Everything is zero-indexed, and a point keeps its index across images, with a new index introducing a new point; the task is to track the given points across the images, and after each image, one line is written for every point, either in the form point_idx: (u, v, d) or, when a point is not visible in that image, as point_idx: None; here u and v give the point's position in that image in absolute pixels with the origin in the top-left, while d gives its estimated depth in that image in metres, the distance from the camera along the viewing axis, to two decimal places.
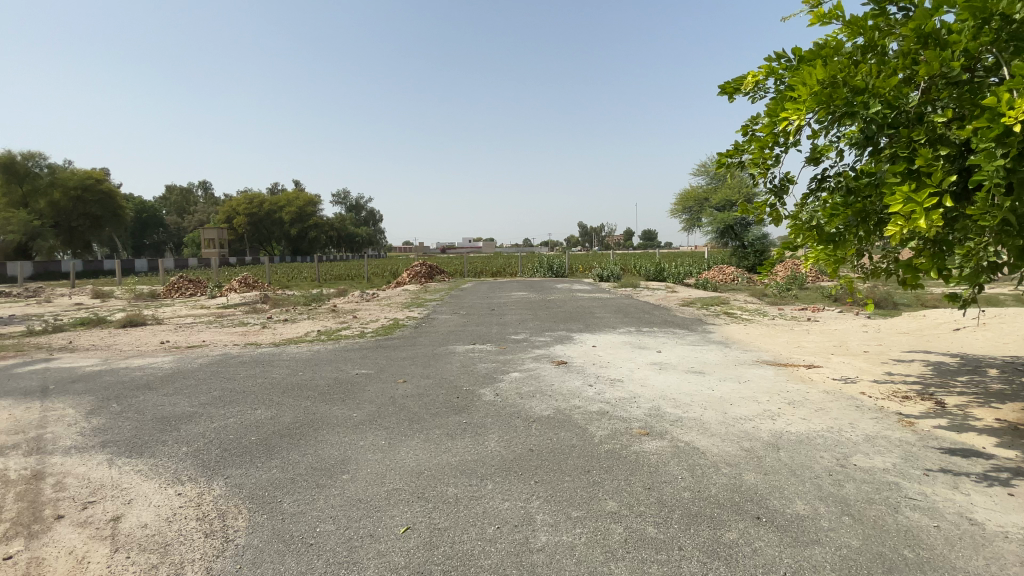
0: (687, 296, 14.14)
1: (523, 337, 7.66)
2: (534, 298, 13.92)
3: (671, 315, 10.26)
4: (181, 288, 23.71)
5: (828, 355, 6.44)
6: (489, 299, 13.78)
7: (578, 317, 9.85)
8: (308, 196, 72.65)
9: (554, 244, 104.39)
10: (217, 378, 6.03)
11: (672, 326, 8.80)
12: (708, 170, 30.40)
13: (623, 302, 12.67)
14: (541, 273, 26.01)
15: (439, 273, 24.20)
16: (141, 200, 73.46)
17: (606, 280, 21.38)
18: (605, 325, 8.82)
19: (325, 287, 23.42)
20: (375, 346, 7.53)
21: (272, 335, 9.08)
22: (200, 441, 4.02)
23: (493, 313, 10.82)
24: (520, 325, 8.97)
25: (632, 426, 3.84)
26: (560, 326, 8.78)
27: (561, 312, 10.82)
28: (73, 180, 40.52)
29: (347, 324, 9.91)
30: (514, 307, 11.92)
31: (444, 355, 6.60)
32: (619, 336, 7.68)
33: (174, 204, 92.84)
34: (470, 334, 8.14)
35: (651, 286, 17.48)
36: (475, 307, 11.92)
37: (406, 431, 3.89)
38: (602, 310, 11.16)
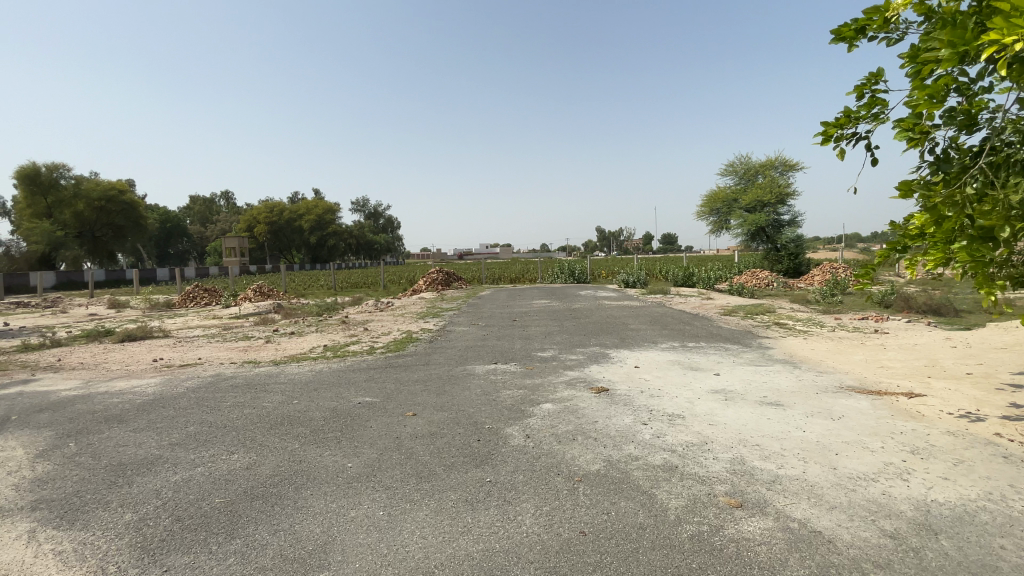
0: (725, 305, 12.98)
1: (552, 355, 6.68)
2: (558, 307, 12.90)
3: (715, 326, 9.17)
4: (196, 297, 23.34)
5: (926, 380, 5.28)
6: (509, 308, 12.83)
7: (611, 329, 8.83)
8: (327, 204, 73.02)
9: (572, 250, 103.02)
10: (200, 407, 5.20)
11: (720, 340, 7.73)
12: (736, 169, 29.06)
13: (657, 311, 11.57)
14: (563, 279, 24.97)
15: (457, 280, 23.37)
16: (165, 210, 74.65)
17: (632, 287, 20.25)
18: (644, 339, 7.79)
19: (340, 296, 22.77)
20: (383, 365, 6.62)
21: (274, 351, 8.28)
22: (150, 506, 3.13)
23: (515, 324, 9.86)
24: (547, 339, 7.99)
25: (717, 494, 2.83)
26: (593, 340, 7.77)
27: (590, 322, 9.80)
28: (97, 191, 40.99)
29: (357, 338, 9.07)
30: (538, 317, 10.92)
31: (462, 378, 5.64)
32: (664, 354, 6.62)
33: (198, 214, 94.45)
34: (492, 350, 7.20)
35: (683, 292, 16.31)
36: (495, 317, 10.98)
37: (412, 498, 2.92)
38: (636, 320, 10.08)
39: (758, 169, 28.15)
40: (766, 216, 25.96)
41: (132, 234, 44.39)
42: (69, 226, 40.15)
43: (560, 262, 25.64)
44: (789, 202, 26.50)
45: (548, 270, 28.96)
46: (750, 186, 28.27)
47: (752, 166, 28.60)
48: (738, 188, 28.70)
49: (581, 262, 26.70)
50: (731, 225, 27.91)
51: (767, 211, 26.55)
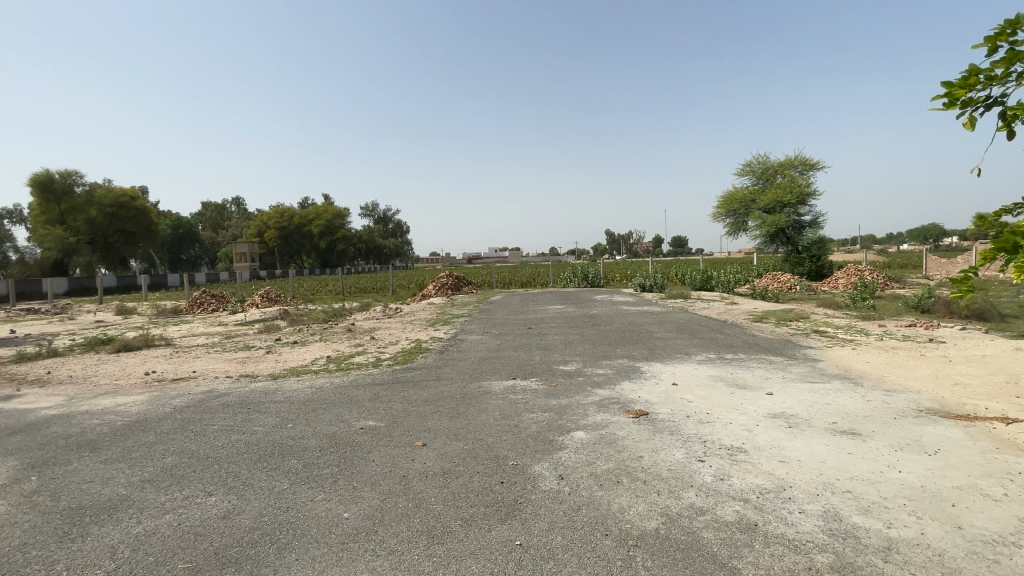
0: (753, 310, 12.22)
1: (577, 368, 6.03)
2: (575, 312, 12.23)
3: (750, 334, 8.46)
4: (203, 303, 22.98)
5: (1016, 402, 4.55)
6: (523, 315, 12.19)
7: (637, 338, 8.15)
8: (337, 209, 73.01)
9: (581, 253, 102.21)
10: (184, 432, 4.61)
11: (760, 351, 7.01)
12: (754, 169, 28.18)
13: (681, 317, 10.86)
14: (576, 283, 24.26)
15: (467, 284, 22.79)
16: (177, 216, 75.12)
17: (650, 291, 19.51)
18: (676, 350, 7.10)
19: (348, 301, 22.28)
20: (391, 381, 6.01)
21: (276, 362, 7.71)
22: (99, 572, 2.52)
23: (532, 331, 9.21)
24: (570, 349, 7.33)
25: (822, 570, 2.17)
26: (619, 351, 7.09)
27: (613, 330, 9.13)
28: (109, 197, 41.01)
29: (363, 348, 8.48)
30: (556, 323, 10.27)
31: (479, 397, 5.01)
32: (702, 368, 5.94)
33: (210, 219, 95.13)
34: (509, 362, 6.55)
35: (704, 297, 15.56)
36: (510, 324, 10.34)
37: (424, 570, 2.28)
38: (663, 327, 9.39)
39: (776, 169, 27.25)
40: (786, 217, 25.07)
41: (143, 239, 44.37)
42: (80, 232, 40.15)
43: (573, 265, 24.94)
44: (810, 202, 25.59)
45: (560, 273, 28.26)
46: (768, 186, 27.38)
47: (770, 165, 27.70)
48: (756, 188, 27.81)
49: (595, 265, 25.99)
50: (749, 227, 27.03)
51: (787, 212, 25.66)
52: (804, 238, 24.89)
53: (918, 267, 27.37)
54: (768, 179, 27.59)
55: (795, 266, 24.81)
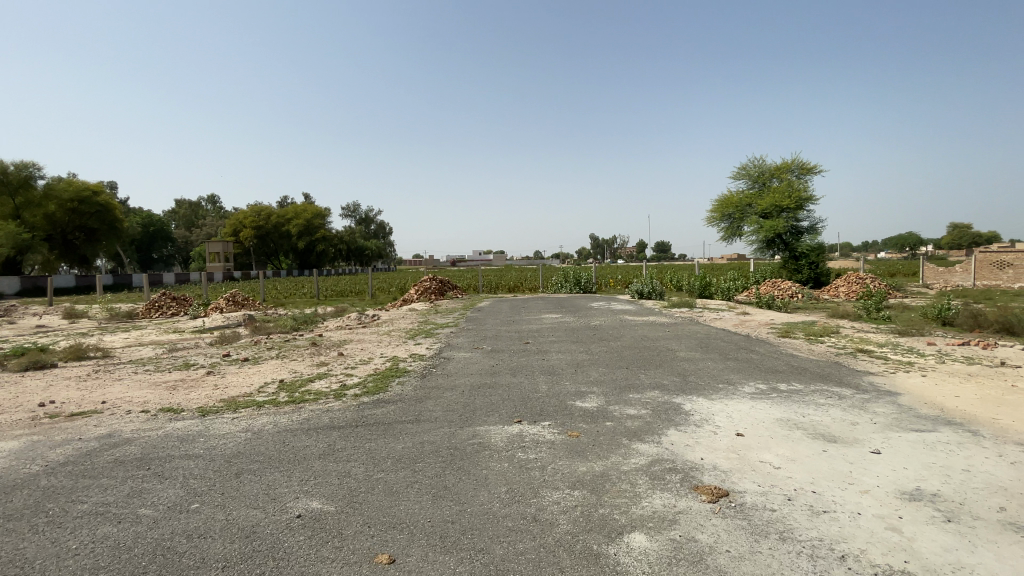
0: (772, 322, 11.00)
1: (599, 407, 4.62)
2: (574, 323, 10.85)
3: (789, 355, 7.16)
4: (162, 307, 21.03)
5: None
6: (516, 325, 10.77)
7: (660, 359, 6.80)
8: (316, 209, 70.77)
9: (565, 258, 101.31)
10: (34, 520, 3.10)
11: (818, 379, 5.70)
12: (749, 172, 27.33)
13: (698, 331, 9.57)
14: (566, 288, 22.96)
15: (451, 289, 21.28)
16: (148, 214, 71.95)
17: (647, 298, 18.28)
18: (715, 377, 5.75)
19: (322, 306, 20.58)
20: (353, 423, 4.51)
21: (213, 389, 6.15)
22: None
23: (531, 348, 7.81)
24: (582, 374, 5.93)
25: None
26: (645, 378, 5.71)
27: (627, 347, 7.79)
28: (70, 192, 38.35)
29: (326, 369, 6.94)
30: (557, 337, 8.86)
31: (475, 454, 3.57)
32: (762, 407, 4.57)
33: (183, 218, 91.67)
34: (510, 393, 5.11)
35: (709, 305, 14.34)
36: (504, 337, 8.94)
37: None
38: (683, 344, 8.06)
39: (772, 172, 26.37)
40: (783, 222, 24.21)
41: (107, 237, 41.73)
42: (37, 228, 37.45)
43: (564, 269, 23.66)
44: (807, 207, 24.72)
45: (550, 278, 26.94)
46: (764, 190, 26.48)
47: (765, 169, 26.82)
48: (752, 192, 26.89)
49: (587, 269, 24.75)
50: (745, 232, 26.13)
51: (784, 217, 24.75)
52: (802, 244, 23.99)
53: (915, 275, 26.72)
54: (763, 182, 26.70)
55: (793, 273, 23.88)
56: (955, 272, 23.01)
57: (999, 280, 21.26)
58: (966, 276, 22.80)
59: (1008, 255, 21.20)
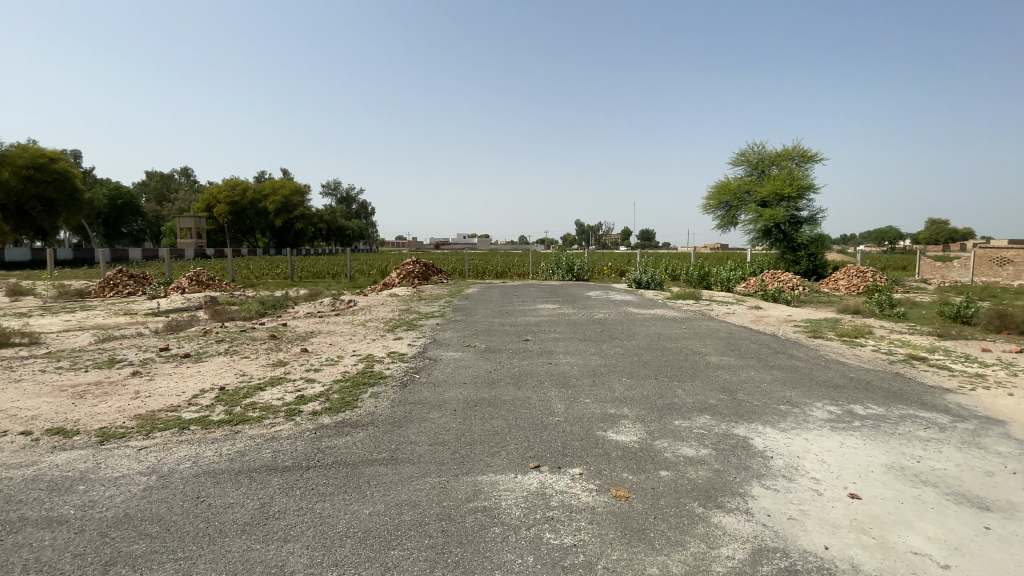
0: (791, 319, 9.97)
1: (641, 442, 3.43)
2: (575, 315, 9.66)
3: (838, 362, 6.07)
4: (118, 285, 19.22)
5: None
6: (510, 316, 9.53)
7: (691, 365, 5.65)
8: (295, 185, 68.04)
9: (551, 243, 100.03)
10: None
11: (893, 398, 4.61)
12: (747, 159, 26.28)
13: (718, 329, 8.45)
14: (558, 275, 21.79)
15: (436, 273, 19.89)
16: (116, 185, 68.19)
17: (645, 288, 17.20)
18: (769, 395, 4.61)
19: (294, 288, 19.01)
20: (303, 464, 3.23)
21: (133, 399, 4.81)
22: None
23: (532, 347, 6.59)
24: (602, 386, 4.74)
25: None
26: (683, 395, 4.55)
27: (645, 348, 6.62)
28: (25, 158, 35.44)
29: (283, 372, 5.62)
30: (560, 333, 7.65)
31: (479, 534, 2.34)
32: (857, 448, 3.42)
33: (155, 191, 87.55)
34: (517, 416, 3.89)
35: (716, 298, 13.28)
36: (498, 332, 7.70)
37: None
38: (708, 345, 6.94)
39: (773, 160, 25.35)
40: (782, 212, 23.31)
41: (67, 209, 38.77)
42: None
43: (555, 255, 22.41)
44: (807, 196, 23.82)
45: (539, 264, 25.68)
46: (763, 177, 25.50)
47: (765, 156, 25.78)
48: (750, 180, 25.89)
49: (579, 256, 23.56)
50: (741, 221, 25.21)
51: (784, 206, 23.83)
52: (801, 235, 23.14)
53: (910, 270, 26.23)
54: (762, 169, 25.71)
55: (791, 264, 23.07)
56: (953, 267, 22.44)
57: (998, 277, 20.76)
58: (964, 272, 22.33)
59: (1009, 252, 20.68)
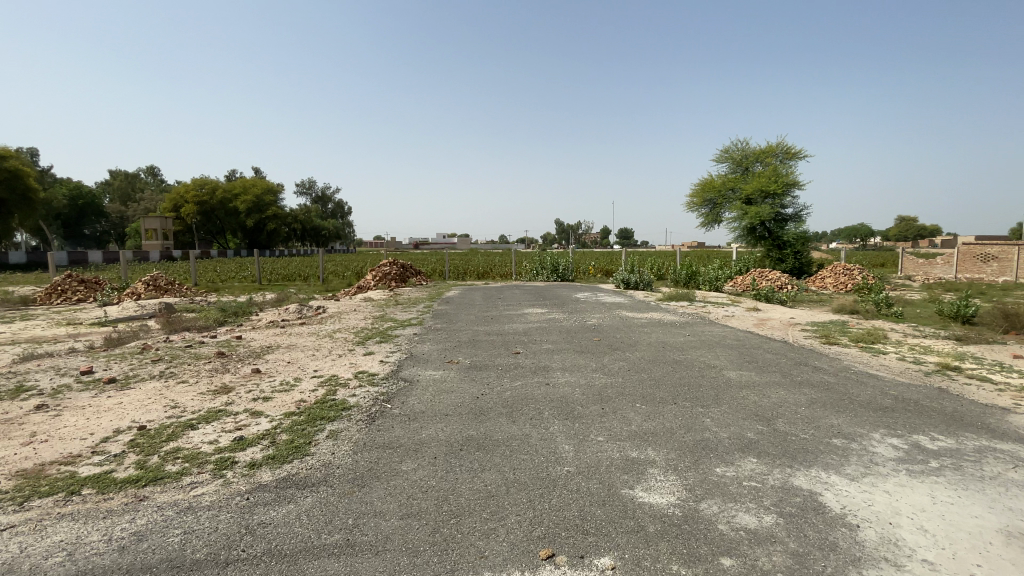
0: (796, 322, 9.33)
1: (682, 506, 2.59)
2: (567, 322, 8.81)
3: (870, 376, 5.36)
4: (66, 291, 17.64)
5: None
6: (496, 323, 8.65)
7: (710, 384, 4.86)
8: (267, 185, 65.82)
9: (530, 243, 99.39)
10: None
11: (956, 425, 3.88)
12: (731, 156, 25.86)
13: (725, 335, 7.71)
14: (542, 276, 20.99)
15: (414, 276, 18.86)
16: (77, 185, 64.80)
17: (634, 289, 16.50)
18: (814, 425, 3.83)
19: (262, 292, 17.74)
20: (221, 556, 2.30)
21: (23, 445, 3.78)
22: None
23: (524, 362, 5.72)
24: (614, 415, 3.91)
25: None
26: (713, 426, 3.74)
27: (652, 359, 5.82)
28: None
29: (224, 402, 4.63)
30: (553, 343, 6.78)
31: None
32: (957, 508, 2.65)
33: (119, 190, 83.76)
34: (515, 467, 3.02)
35: (711, 300, 12.61)
36: (483, 344, 6.79)
37: None
38: (720, 355, 6.18)
39: (757, 156, 24.94)
40: (767, 209, 22.91)
41: (19, 209, 36.27)
42: None
43: (539, 254, 21.59)
44: (792, 193, 23.46)
45: (522, 263, 24.84)
46: (748, 174, 25.09)
47: (749, 152, 25.37)
48: (734, 176, 25.47)
49: (564, 255, 22.80)
50: (726, 219, 24.78)
51: (769, 203, 23.45)
52: (786, 232, 22.78)
53: (893, 266, 26.23)
54: (746, 167, 25.33)
55: (777, 262, 22.73)
56: (936, 264, 22.41)
57: (984, 274, 20.75)
58: (947, 268, 22.33)
59: (992, 248, 20.66)
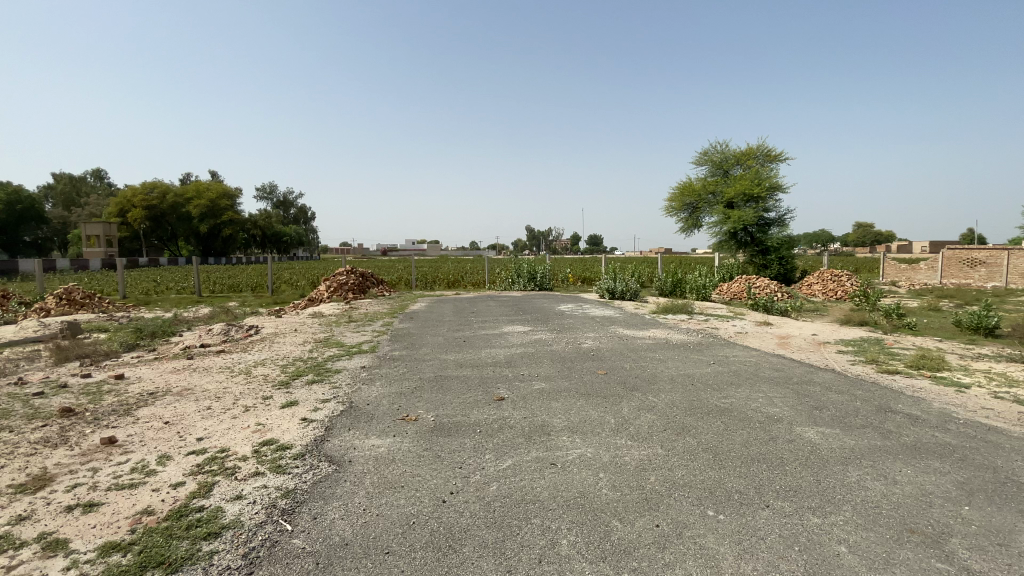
0: (824, 341, 7.93)
1: None
2: (558, 344, 7.11)
3: (992, 433, 3.87)
4: None
5: None
6: (468, 349, 6.89)
7: (796, 462, 3.23)
8: (221, 188, 62.07)
9: (500, 248, 97.79)
10: None
11: None
12: (710, 157, 24.72)
13: (755, 360, 6.18)
14: (518, 285, 19.32)
15: (375, 286, 16.87)
16: (11, 186, 59.44)
17: (620, 299, 15.01)
18: (1018, 556, 2.27)
19: (198, 306, 15.40)
20: None
21: None
22: None
23: (512, 417, 3.98)
24: (685, 551, 2.22)
25: None
26: (866, 572, 2.11)
27: (690, 408, 4.18)
28: None
29: (13, 521, 2.75)
30: (548, 380, 5.06)
31: None
32: None
33: (60, 193, 77.77)
34: None
35: (712, 311, 11.17)
36: (453, 384, 5.00)
37: None
38: (775, 398, 4.59)
39: (737, 159, 23.91)
40: (750, 212, 21.86)
41: None
42: None
43: (514, 261, 19.90)
44: (775, 197, 22.53)
45: (495, 271, 23.08)
46: (728, 177, 24.04)
47: (729, 154, 24.31)
48: (715, 179, 24.38)
49: (541, 261, 21.19)
50: (707, 223, 23.66)
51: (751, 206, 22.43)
52: (771, 237, 21.79)
53: (873, 272, 25.83)
54: (726, 169, 24.27)
55: (760, 269, 21.74)
56: (918, 269, 22.02)
57: (970, 279, 20.51)
58: (930, 274, 21.99)
59: (976, 253, 20.34)
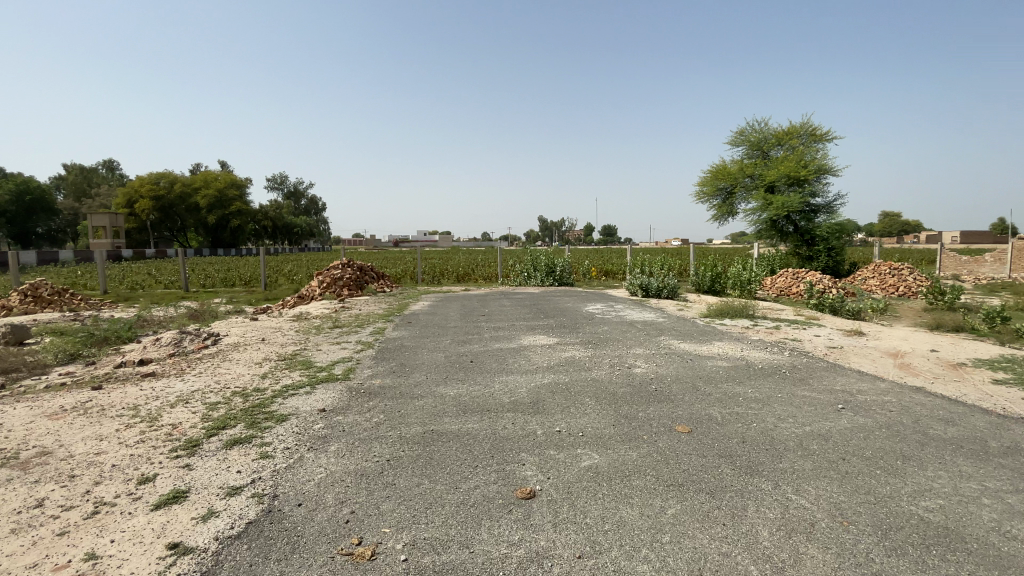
0: (955, 361, 5.87)
1: None
2: (601, 369, 5.18)
3: None
4: None
5: None
6: (475, 375, 4.99)
7: None
8: (231, 178, 60.87)
9: (513, 239, 95.49)
10: None
11: None
12: (748, 137, 22.36)
13: (897, 401, 4.19)
14: (535, 279, 17.37)
15: (376, 281, 15.09)
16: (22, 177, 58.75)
17: (655, 296, 13.00)
18: None
19: (179, 304, 13.72)
20: None
21: None
22: None
23: (555, 558, 2.07)
24: None
25: None
26: None
27: (886, 536, 2.22)
28: None
29: None
30: (603, 449, 3.13)
31: None
32: None
33: (74, 185, 77.57)
34: None
35: (777, 315, 9.13)
36: (448, 454, 3.11)
37: None
38: (1009, 498, 2.61)
39: (778, 139, 21.54)
40: (795, 197, 19.55)
41: None
42: None
43: (531, 252, 17.94)
44: (822, 180, 20.13)
45: (510, 263, 21.14)
46: (768, 159, 21.69)
47: (769, 133, 21.92)
48: (752, 161, 22.05)
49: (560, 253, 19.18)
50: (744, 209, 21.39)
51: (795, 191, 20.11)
52: (818, 225, 19.46)
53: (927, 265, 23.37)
54: (765, 150, 21.92)
55: (805, 260, 19.51)
56: (984, 261, 19.55)
57: None
58: (997, 267, 19.51)
59: None
